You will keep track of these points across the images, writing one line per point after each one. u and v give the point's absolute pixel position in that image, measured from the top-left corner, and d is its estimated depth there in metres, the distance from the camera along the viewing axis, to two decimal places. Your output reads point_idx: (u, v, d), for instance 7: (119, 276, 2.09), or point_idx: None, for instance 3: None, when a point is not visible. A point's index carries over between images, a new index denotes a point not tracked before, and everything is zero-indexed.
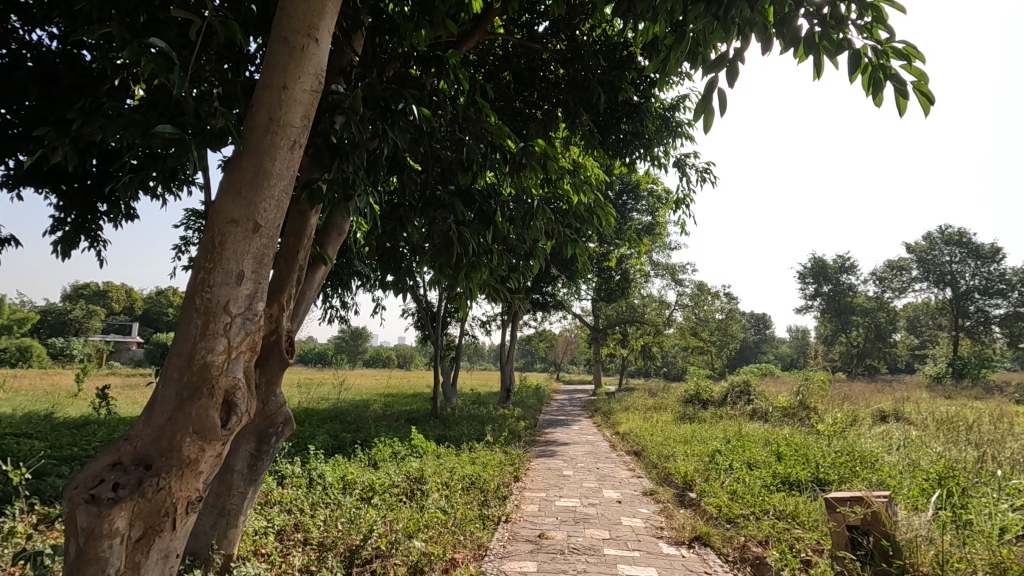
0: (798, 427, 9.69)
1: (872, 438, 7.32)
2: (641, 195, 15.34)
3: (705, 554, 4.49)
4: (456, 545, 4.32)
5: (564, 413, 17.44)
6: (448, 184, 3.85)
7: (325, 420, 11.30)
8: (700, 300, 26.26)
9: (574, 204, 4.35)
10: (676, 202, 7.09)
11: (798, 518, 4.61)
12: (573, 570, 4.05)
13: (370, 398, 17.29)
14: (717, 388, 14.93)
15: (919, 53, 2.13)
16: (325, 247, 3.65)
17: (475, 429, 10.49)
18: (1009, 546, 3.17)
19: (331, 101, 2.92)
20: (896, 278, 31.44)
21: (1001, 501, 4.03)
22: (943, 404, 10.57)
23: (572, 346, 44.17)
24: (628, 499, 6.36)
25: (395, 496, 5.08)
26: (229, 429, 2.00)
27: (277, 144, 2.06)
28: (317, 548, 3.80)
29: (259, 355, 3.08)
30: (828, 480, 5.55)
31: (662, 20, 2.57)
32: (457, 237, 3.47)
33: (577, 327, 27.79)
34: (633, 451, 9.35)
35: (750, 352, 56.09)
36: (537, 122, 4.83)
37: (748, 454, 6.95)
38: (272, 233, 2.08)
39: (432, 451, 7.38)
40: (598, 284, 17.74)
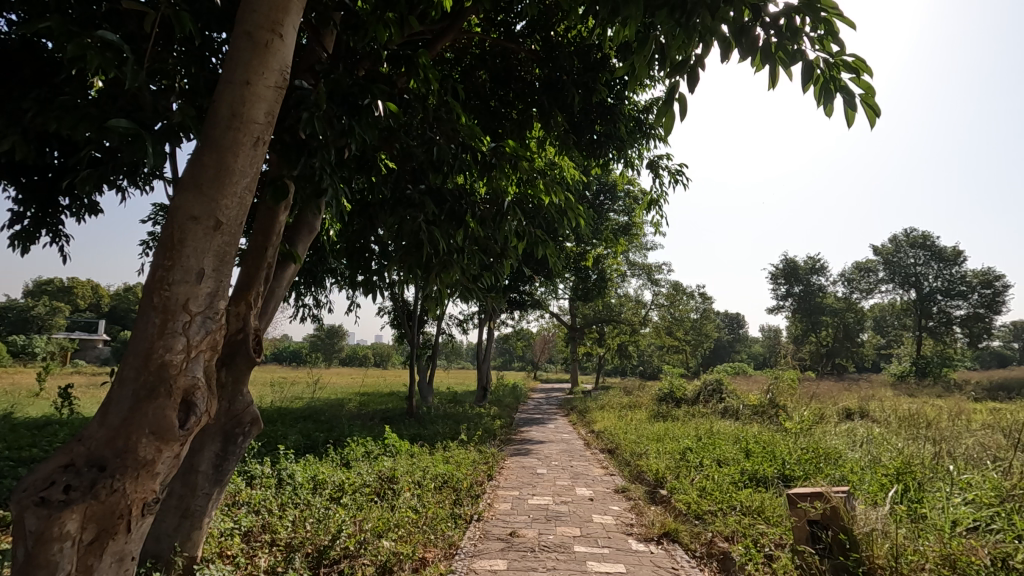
0: (767, 424, 9.92)
1: (837, 435, 7.53)
2: (618, 196, 15.48)
3: (672, 550, 4.57)
4: (427, 544, 4.31)
5: (541, 412, 17.53)
6: (419, 183, 3.85)
7: (298, 419, 11.16)
8: (676, 300, 26.60)
9: (547, 204, 4.38)
10: (650, 202, 7.18)
11: (764, 514, 4.72)
12: (542, 568, 4.08)
13: (345, 398, 17.13)
14: (691, 387, 15.15)
15: (867, 67, 2.21)
16: (295, 246, 3.57)
17: (450, 428, 10.49)
18: (958, 539, 3.30)
19: (296, 98, 2.89)
20: (864, 279, 32.33)
21: (953, 495, 4.19)
22: (905, 401, 10.94)
23: (549, 346, 44.40)
24: (600, 497, 6.43)
25: (365, 496, 5.05)
26: (188, 430, 1.97)
27: (239, 141, 2.03)
28: (285, 549, 3.75)
29: (225, 354, 3.02)
30: (793, 477, 5.68)
31: (627, 23, 2.62)
32: (427, 236, 3.46)
33: (554, 326, 27.93)
34: (607, 449, 9.45)
35: (724, 351, 57.03)
36: (511, 122, 4.84)
37: (718, 451, 7.09)
38: (234, 231, 2.05)
39: (406, 450, 7.35)
40: (575, 284, 17.86)
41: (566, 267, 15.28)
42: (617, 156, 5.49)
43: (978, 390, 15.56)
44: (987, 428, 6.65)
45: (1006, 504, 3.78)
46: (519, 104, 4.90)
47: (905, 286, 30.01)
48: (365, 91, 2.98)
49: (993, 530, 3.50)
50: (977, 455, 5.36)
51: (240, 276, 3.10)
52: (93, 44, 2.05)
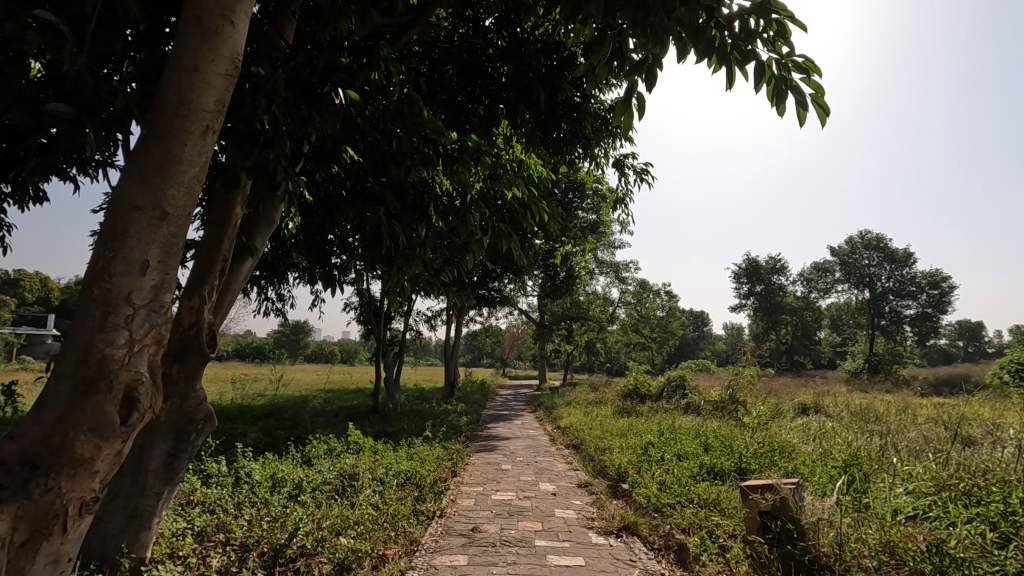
0: (726, 419, 10.21)
1: (792, 429, 7.80)
2: (586, 194, 15.65)
3: (631, 542, 4.66)
4: (388, 541, 4.30)
5: (508, 408, 17.56)
6: (381, 176, 3.79)
7: (259, 416, 10.92)
8: (643, 297, 26.98)
9: (512, 200, 4.37)
10: (615, 201, 7.30)
11: (719, 506, 4.86)
12: (502, 563, 4.11)
13: (309, 395, 16.81)
14: (655, 383, 15.43)
15: (817, 67, 2.29)
16: (253, 239, 3.46)
17: (416, 425, 10.41)
18: (897, 526, 3.47)
19: (252, 84, 2.81)
20: (822, 278, 33.48)
21: (895, 485, 4.39)
22: (856, 397, 11.39)
23: (517, 343, 44.60)
24: (563, 491, 6.51)
25: (324, 494, 4.98)
26: (129, 427, 1.91)
27: (187, 129, 1.97)
28: (241, 548, 3.66)
29: (177, 349, 2.93)
30: (748, 470, 5.87)
31: (588, 21, 2.65)
32: (388, 230, 3.41)
33: (523, 323, 28.04)
34: (572, 445, 9.56)
35: (690, 349, 58.29)
36: (478, 118, 4.83)
37: (679, 445, 7.25)
38: (182, 221, 1.99)
39: (370, 448, 7.26)
40: (544, 281, 17.96)
41: (534, 265, 15.34)
42: (583, 154, 5.54)
43: (924, 386, 16.35)
44: (930, 422, 7.00)
45: (942, 493, 3.97)
46: (487, 100, 4.88)
47: (860, 286, 31.19)
48: (325, 79, 2.93)
49: (929, 518, 3.69)
50: (920, 447, 5.63)
51: (195, 270, 3.02)
52: (32, 24, 1.96)
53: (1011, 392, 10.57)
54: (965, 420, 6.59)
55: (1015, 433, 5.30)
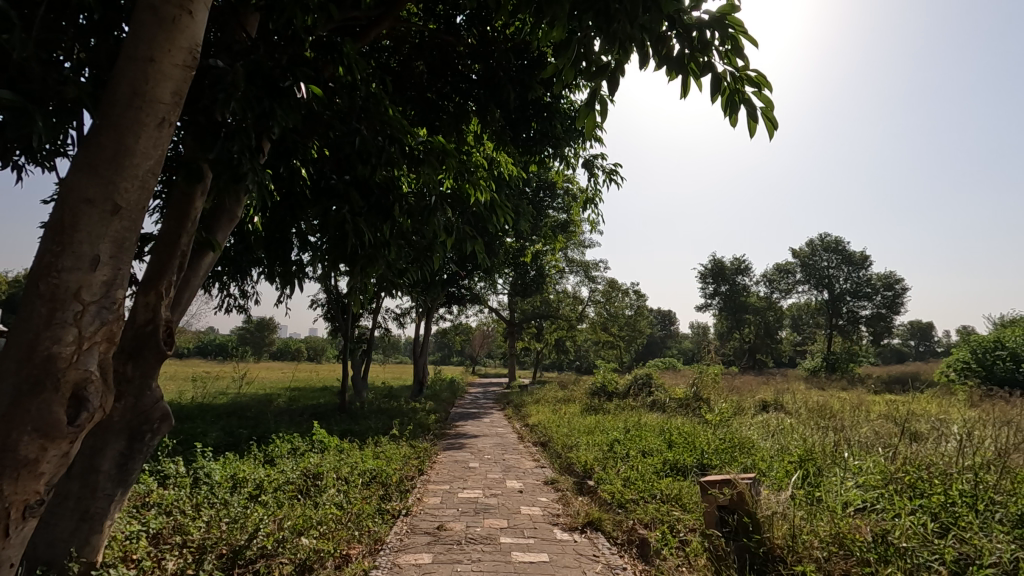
0: (689, 416, 10.45)
1: (752, 426, 8.03)
2: (557, 193, 15.73)
3: (595, 538, 4.73)
4: (351, 541, 4.27)
5: (476, 406, 17.55)
6: (346, 173, 3.74)
7: (221, 416, 10.63)
8: (612, 296, 27.28)
9: (479, 201, 4.39)
10: (585, 200, 7.37)
11: (681, 501, 4.97)
12: (467, 560, 4.12)
13: (273, 393, 16.48)
14: (622, 380, 15.67)
15: (767, 82, 2.38)
16: (213, 234, 3.34)
17: (383, 423, 10.34)
18: (847, 518, 3.63)
19: (211, 76, 2.73)
20: (784, 279, 34.50)
21: (846, 479, 4.57)
22: (813, 394, 11.80)
23: (488, 341, 44.69)
24: (529, 489, 6.56)
25: (287, 494, 4.90)
26: (77, 427, 1.85)
27: (141, 121, 1.91)
28: (198, 550, 3.57)
29: (132, 347, 2.84)
30: (709, 465, 6.02)
31: (553, 25, 2.67)
32: (352, 228, 3.38)
33: (493, 321, 28.03)
34: (540, 442, 9.62)
35: (657, 347, 59.30)
36: (448, 115, 4.80)
37: (644, 442, 7.39)
38: (135, 215, 1.93)
39: (335, 446, 7.16)
40: (514, 279, 17.98)
41: (504, 262, 15.35)
42: (553, 154, 5.57)
43: (877, 384, 17.07)
44: (881, 418, 7.29)
45: (889, 485, 4.15)
46: (457, 99, 4.85)
47: (819, 287, 32.22)
48: (287, 73, 2.87)
49: (875, 510, 3.86)
50: (870, 442, 5.87)
51: (151, 265, 2.91)
52: None
53: (955, 389, 11.12)
54: (914, 417, 6.89)
55: (958, 429, 5.59)
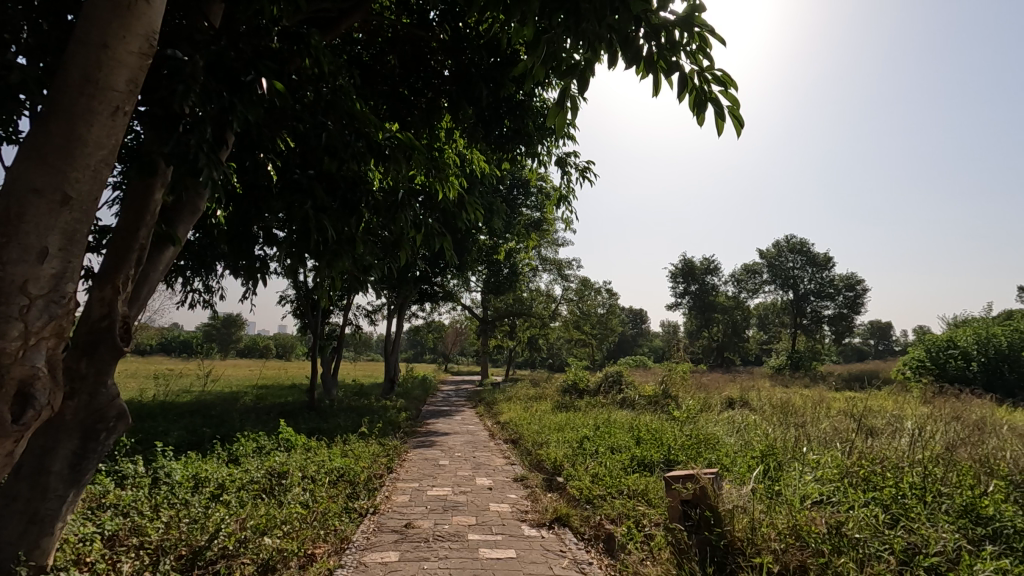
0: (657, 413, 10.65)
1: (718, 422, 8.20)
2: (531, 192, 15.76)
3: (562, 534, 4.79)
4: (316, 540, 4.22)
5: (448, 404, 17.50)
6: (312, 168, 3.70)
7: (184, 414, 10.36)
8: (585, 294, 27.49)
9: (448, 198, 4.38)
10: (558, 199, 7.42)
11: (647, 496, 5.06)
12: (434, 558, 4.12)
13: (239, 390, 16.13)
14: (593, 378, 15.83)
15: (733, 81, 2.41)
16: (174, 228, 3.25)
17: (352, 421, 10.21)
18: (804, 511, 3.75)
19: (168, 68, 2.64)
20: (751, 279, 35.31)
21: (805, 473, 4.72)
22: (777, 391, 12.14)
23: (460, 337, 44.57)
24: (499, 486, 6.59)
25: (250, 493, 4.81)
26: (22, 425, 1.79)
27: (94, 109, 1.84)
28: (156, 552, 3.47)
29: (87, 343, 2.74)
30: (675, 461, 6.14)
31: (522, 24, 2.68)
32: (316, 222, 3.33)
33: (466, 319, 27.98)
34: (511, 440, 9.65)
35: (628, 345, 60.05)
36: (420, 111, 4.76)
37: (613, 439, 7.48)
38: (86, 206, 1.87)
39: (302, 445, 7.06)
40: (487, 276, 17.98)
41: (477, 259, 15.32)
42: (526, 151, 5.57)
43: (837, 381, 17.66)
44: (840, 414, 7.54)
45: (844, 479, 4.31)
46: (430, 94, 4.80)
47: (785, 287, 32.95)
48: (248, 66, 2.80)
49: (830, 503, 3.99)
50: (828, 438, 6.08)
51: (107, 258, 2.81)
52: None
53: (910, 387, 11.57)
54: (870, 413, 7.15)
55: (911, 425, 5.81)
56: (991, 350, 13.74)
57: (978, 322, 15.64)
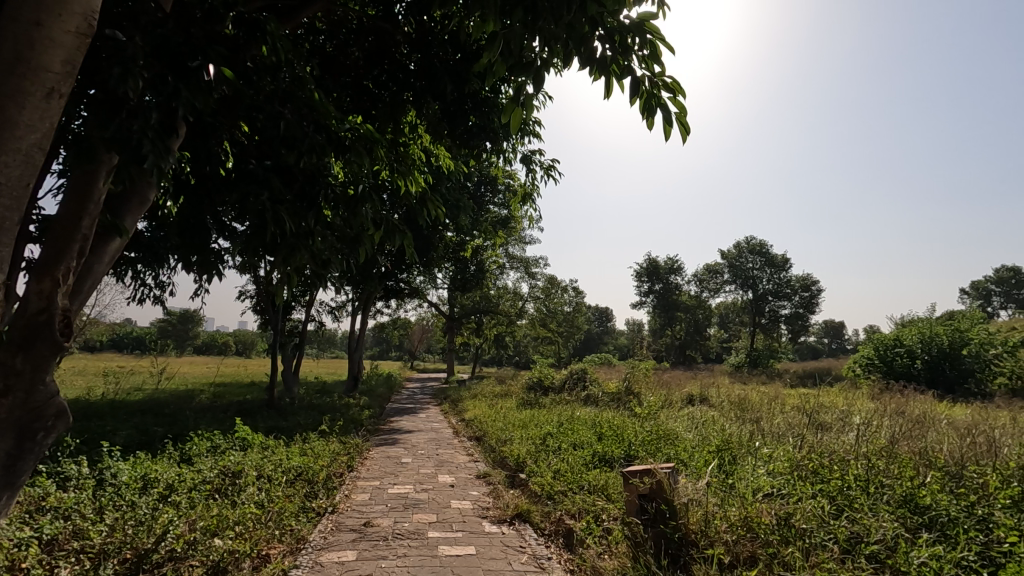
0: (620, 409, 10.82)
1: (678, 418, 8.38)
2: (498, 189, 15.77)
3: (523, 530, 4.81)
4: (271, 540, 4.13)
5: (412, 401, 17.36)
6: (267, 159, 3.60)
7: (134, 413, 9.95)
8: (551, 292, 27.64)
9: (411, 194, 4.33)
10: (523, 196, 7.43)
11: (606, 491, 5.12)
12: (392, 556, 4.07)
13: (196, 389, 15.62)
14: (558, 375, 15.97)
15: (683, 88, 2.44)
16: (120, 219, 3.09)
17: (312, 419, 10.04)
18: (755, 504, 3.87)
19: (108, 49, 2.54)
20: (713, 279, 36.18)
21: (758, 467, 4.88)
22: (734, 388, 12.50)
23: (426, 334, 44.30)
24: (461, 482, 6.57)
25: (202, 493, 4.66)
26: None
27: (25, 90, 1.74)
28: (99, 556, 3.32)
29: (23, 337, 2.56)
30: (635, 455, 6.25)
31: (481, 21, 2.67)
32: (271, 215, 3.22)
33: (433, 316, 27.81)
34: (475, 437, 9.64)
35: (594, 343, 60.75)
36: (384, 105, 4.68)
37: (576, 435, 7.56)
38: (16, 192, 1.77)
39: (260, 444, 6.88)
40: (454, 273, 17.91)
41: (443, 256, 15.22)
42: (491, 148, 5.56)
43: (793, 378, 18.29)
44: (792, 410, 7.82)
45: (795, 472, 4.47)
46: (394, 87, 4.72)
47: (745, 287, 33.77)
48: (197, 50, 2.70)
49: (780, 495, 4.14)
50: (782, 432, 6.30)
51: (46, 248, 2.64)
52: None
53: (858, 384, 12.08)
54: (821, 409, 7.43)
55: (859, 420, 6.06)
56: (933, 348, 14.46)
57: (922, 321, 16.43)
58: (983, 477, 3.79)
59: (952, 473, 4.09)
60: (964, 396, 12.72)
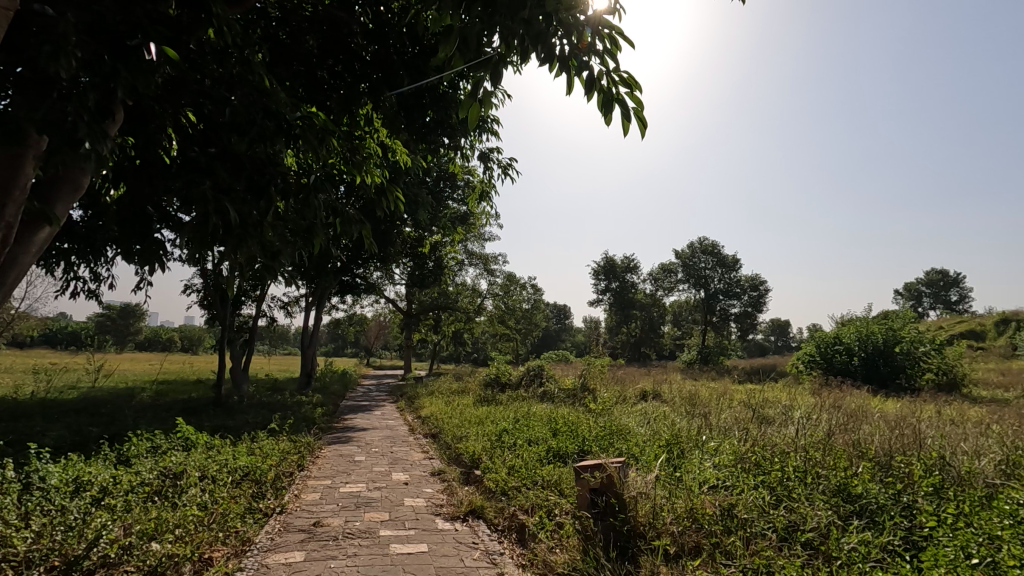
0: (575, 405, 10.97)
1: (632, 414, 8.56)
2: (457, 185, 15.68)
3: (476, 526, 4.82)
4: (214, 543, 4.00)
5: (368, 398, 17.10)
6: (214, 148, 3.48)
7: (67, 413, 9.39)
8: (510, 289, 27.71)
9: (367, 186, 4.26)
10: (482, 192, 7.43)
11: (559, 486, 5.19)
12: (341, 556, 4.00)
13: (137, 387, 14.88)
14: (515, 372, 16.03)
15: (639, 83, 2.48)
16: (51, 207, 2.90)
17: (262, 418, 9.74)
18: (701, 496, 4.02)
19: (37, 24, 2.38)
20: (667, 278, 37.09)
21: (704, 460, 5.05)
22: (685, 384, 12.88)
23: (383, 330, 43.69)
24: (415, 480, 6.52)
25: (141, 495, 4.47)
26: None
27: None
28: (22, 565, 3.11)
29: None
30: (588, 450, 6.35)
31: (438, 12, 2.63)
32: (217, 205, 3.10)
33: (390, 312, 27.43)
34: (430, 434, 9.57)
35: (552, 340, 61.29)
36: (339, 96, 4.56)
37: (531, 432, 7.61)
38: None
39: (204, 444, 6.62)
40: (412, 268, 17.70)
41: (401, 251, 15.03)
42: (449, 143, 5.51)
43: (741, 375, 18.99)
44: (738, 405, 8.12)
45: (738, 464, 4.66)
46: (350, 78, 4.60)
47: (698, 286, 34.76)
48: (135, 29, 2.56)
49: (723, 487, 4.31)
50: (728, 426, 6.53)
51: None
52: None
53: (801, 380, 12.62)
54: (765, 404, 7.73)
55: (799, 414, 6.34)
56: (870, 346, 15.27)
57: (860, 320, 17.33)
58: (909, 467, 4.04)
59: (882, 463, 4.34)
60: (896, 392, 13.51)
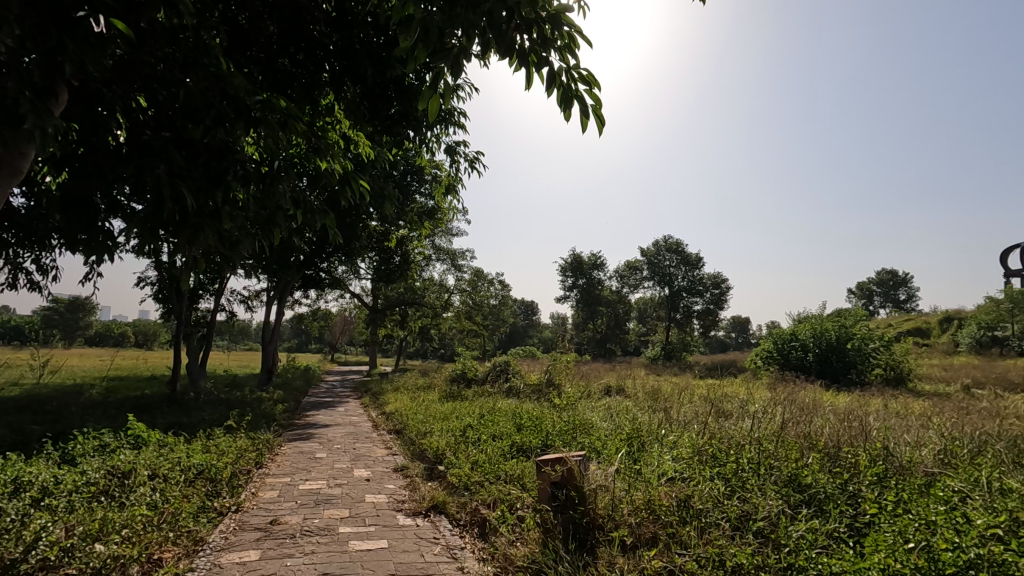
0: (540, 401, 11.03)
1: (595, 409, 8.67)
2: (424, 179, 15.52)
3: (437, 521, 4.80)
4: (165, 543, 3.87)
5: (330, 395, 16.77)
6: (167, 134, 3.34)
7: (7, 411, 8.90)
8: (477, 285, 27.67)
9: (330, 175, 4.17)
10: (448, 185, 7.38)
11: (521, 480, 5.22)
12: (297, 553, 3.93)
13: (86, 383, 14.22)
14: (481, 368, 16.01)
15: (597, 80, 2.50)
16: None
17: (218, 415, 9.45)
18: (658, 488, 4.12)
19: None
20: (633, 275, 37.64)
21: (663, 454, 5.15)
22: (647, 379, 13.14)
23: (349, 326, 42.98)
24: (377, 476, 6.44)
25: (85, 495, 4.28)
26: None
27: None
28: None
29: None
30: (551, 444, 6.40)
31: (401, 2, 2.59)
32: (169, 190, 2.98)
33: (355, 307, 27.03)
34: (394, 430, 9.47)
35: (519, 336, 61.52)
36: (300, 84, 4.43)
37: (495, 427, 7.62)
38: None
39: (156, 442, 6.38)
40: (377, 263, 17.45)
41: (366, 245, 14.81)
42: (414, 137, 5.45)
43: (702, 370, 19.48)
44: (697, 399, 8.32)
45: (695, 456, 4.78)
46: (311, 67, 4.48)
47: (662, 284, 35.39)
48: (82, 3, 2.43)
49: (679, 478, 4.42)
50: (688, 420, 6.68)
51: None
52: None
53: (758, 375, 13.04)
54: (723, 398, 7.93)
55: (755, 408, 6.53)
56: (823, 342, 15.83)
57: (814, 318, 17.98)
58: (855, 457, 4.22)
59: (830, 454, 4.52)
60: (846, 386, 14.07)
